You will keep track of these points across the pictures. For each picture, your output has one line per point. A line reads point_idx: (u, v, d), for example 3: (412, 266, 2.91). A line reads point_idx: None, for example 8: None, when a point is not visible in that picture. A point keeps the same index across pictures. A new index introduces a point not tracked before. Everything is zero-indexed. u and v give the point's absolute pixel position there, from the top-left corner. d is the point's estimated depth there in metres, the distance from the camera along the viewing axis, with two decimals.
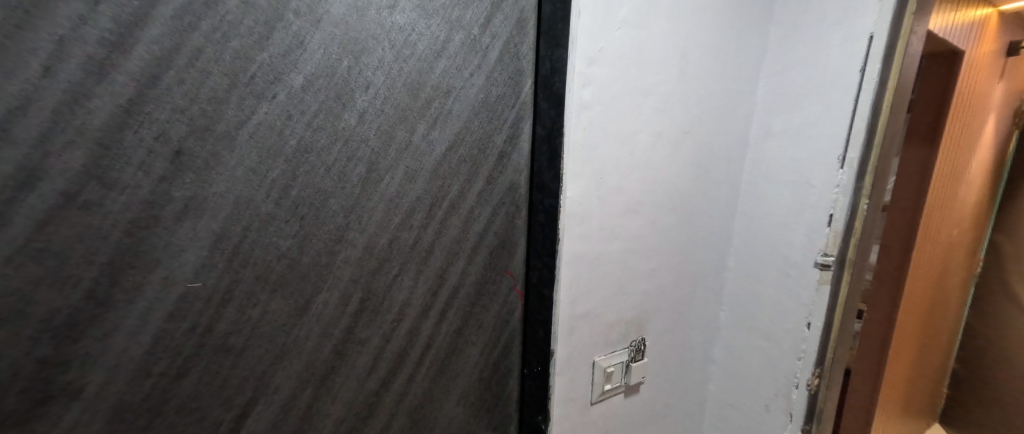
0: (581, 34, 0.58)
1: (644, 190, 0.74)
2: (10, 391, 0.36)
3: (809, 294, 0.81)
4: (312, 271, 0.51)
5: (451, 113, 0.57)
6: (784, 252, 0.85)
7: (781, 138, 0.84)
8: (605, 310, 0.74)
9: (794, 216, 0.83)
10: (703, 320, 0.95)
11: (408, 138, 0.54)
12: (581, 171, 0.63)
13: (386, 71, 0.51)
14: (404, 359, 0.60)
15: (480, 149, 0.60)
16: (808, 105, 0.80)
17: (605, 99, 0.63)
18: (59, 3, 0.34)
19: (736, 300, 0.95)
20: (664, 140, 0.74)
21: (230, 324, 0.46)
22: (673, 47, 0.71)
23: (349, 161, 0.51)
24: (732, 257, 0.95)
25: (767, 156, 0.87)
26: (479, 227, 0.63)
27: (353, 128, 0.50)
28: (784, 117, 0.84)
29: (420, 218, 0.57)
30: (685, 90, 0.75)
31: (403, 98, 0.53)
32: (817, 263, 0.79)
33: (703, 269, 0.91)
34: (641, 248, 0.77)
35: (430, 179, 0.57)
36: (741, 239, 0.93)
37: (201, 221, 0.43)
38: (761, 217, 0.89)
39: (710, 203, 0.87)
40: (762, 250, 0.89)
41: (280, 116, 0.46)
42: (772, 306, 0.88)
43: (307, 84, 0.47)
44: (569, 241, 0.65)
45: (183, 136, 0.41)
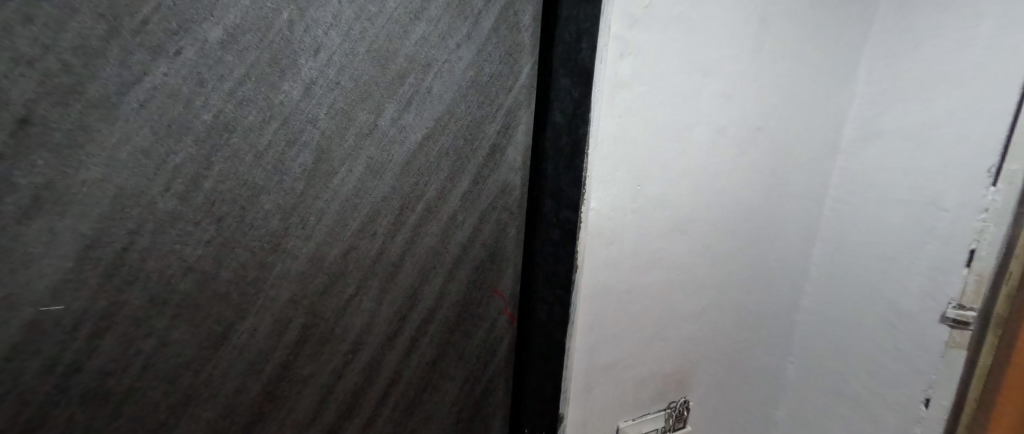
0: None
1: (697, 205, 0.56)
2: None
3: (930, 359, 0.60)
4: (234, 291, 0.38)
5: (430, 93, 0.43)
6: (891, 298, 0.64)
7: (886, 142, 0.64)
8: (637, 361, 0.56)
9: (908, 252, 0.62)
10: (766, 372, 0.75)
11: (372, 121, 0.41)
12: (612, 175, 0.47)
13: (345, 30, 0.38)
14: (360, 402, 0.47)
15: (467, 139, 0.46)
16: (943, 99, 0.58)
17: (650, 76, 0.46)
18: None
19: (812, 353, 0.74)
20: (727, 138, 0.56)
21: (107, 361, 0.34)
22: (747, 12, 0.52)
23: (291, 147, 0.38)
24: (806, 296, 0.74)
25: (875, 166, 0.65)
26: (463, 238, 0.48)
27: (296, 104, 0.37)
28: (899, 114, 0.63)
29: (387, 224, 0.44)
30: (760, 72, 0.56)
31: (368, 67, 0.39)
32: (947, 318, 0.58)
33: (769, 308, 0.71)
34: (689, 280, 0.59)
35: (400, 175, 0.43)
36: (823, 273, 0.72)
37: (62, 220, 0.31)
38: (853, 247, 0.68)
39: (783, 223, 0.67)
40: (853, 291, 0.69)
41: (189, 81, 0.33)
42: (869, 370, 0.67)
43: (228, 38, 0.34)
44: (591, 269, 0.48)
45: (33, 99, 0.28)
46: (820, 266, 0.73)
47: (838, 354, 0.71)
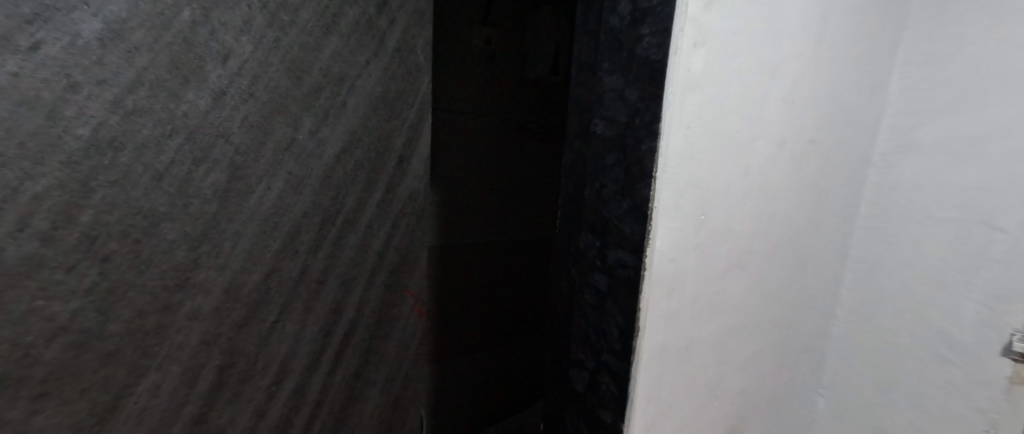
0: (692, 2, 0.39)
1: (754, 235, 0.54)
2: None
3: (985, 394, 0.52)
4: (117, 376, 0.25)
5: (345, 107, 0.31)
6: (942, 327, 0.56)
7: (927, 154, 0.57)
8: (694, 421, 0.55)
9: (956, 275, 0.54)
10: (801, 412, 0.68)
11: (292, 136, 0.29)
12: (676, 206, 0.44)
13: (255, 36, 0.27)
14: None
15: (379, 149, 0.33)
16: (991, 110, 0.51)
17: (714, 108, 0.44)
18: None
19: (843, 382, 0.66)
20: (783, 163, 0.54)
21: None
22: (804, 38, 0.50)
23: (200, 171, 0.26)
24: (835, 323, 0.67)
25: (913, 182, 0.58)
26: (383, 246, 0.34)
27: (203, 116, 0.26)
28: (941, 127, 0.56)
29: (307, 254, 0.31)
30: (811, 94, 0.53)
31: (279, 78, 0.28)
32: (1011, 351, 0.50)
33: (806, 338, 0.66)
34: (742, 324, 0.57)
35: (319, 190, 0.30)
36: (853, 296, 0.65)
37: None
38: (891, 267, 0.60)
39: (818, 251, 0.62)
40: (898, 320, 0.60)
41: (50, 86, 0.22)
42: (917, 407, 0.58)
43: (110, 34, 0.23)
44: (651, 325, 0.46)
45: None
46: (852, 291, 0.65)
47: (878, 386, 0.63)
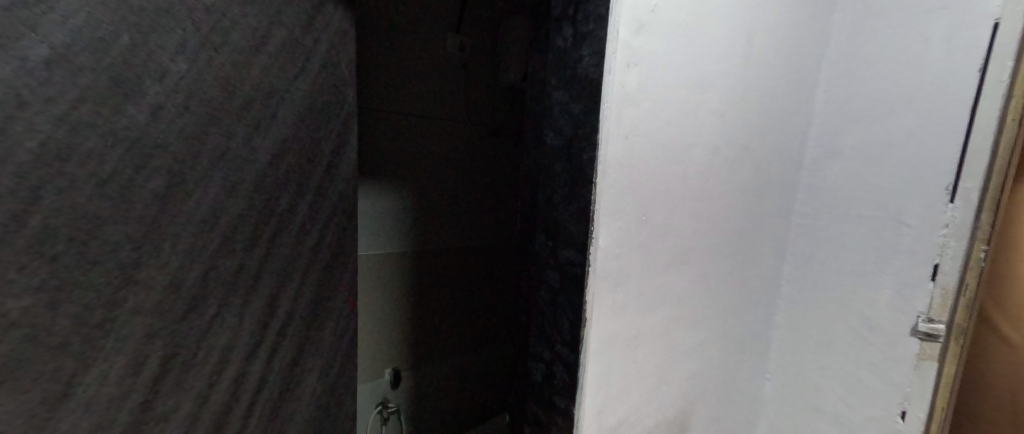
0: (623, 26, 0.42)
1: (693, 233, 0.59)
2: None
3: (904, 371, 0.56)
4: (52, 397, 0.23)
5: (275, 122, 0.33)
6: (862, 312, 0.61)
7: (850, 159, 0.63)
8: (644, 407, 0.58)
9: (873, 265, 0.60)
10: (746, 396, 0.72)
11: (226, 146, 0.30)
12: (618, 206, 0.47)
13: (191, 57, 0.27)
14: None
15: (308, 155, 0.36)
16: (894, 120, 0.57)
17: (649, 117, 0.48)
18: None
19: (780, 364, 0.72)
20: (719, 164, 0.58)
21: None
22: (730, 55, 0.55)
23: (140, 178, 0.25)
24: (778, 311, 0.72)
25: (836, 182, 0.64)
26: (314, 238, 0.38)
27: (144, 128, 0.25)
28: (856, 134, 0.62)
29: (245, 252, 0.32)
30: (742, 104, 0.59)
31: (213, 92, 0.28)
32: (918, 331, 0.55)
33: (750, 325, 0.70)
34: (687, 315, 0.61)
35: (253, 192, 0.32)
36: (791, 287, 0.71)
37: None
38: (821, 258, 0.66)
39: (750, 245, 0.67)
40: (830, 307, 0.65)
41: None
42: (844, 385, 0.63)
43: (58, 56, 0.22)
44: (598, 316, 0.48)
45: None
46: (791, 282, 0.71)
47: (813, 367, 0.67)
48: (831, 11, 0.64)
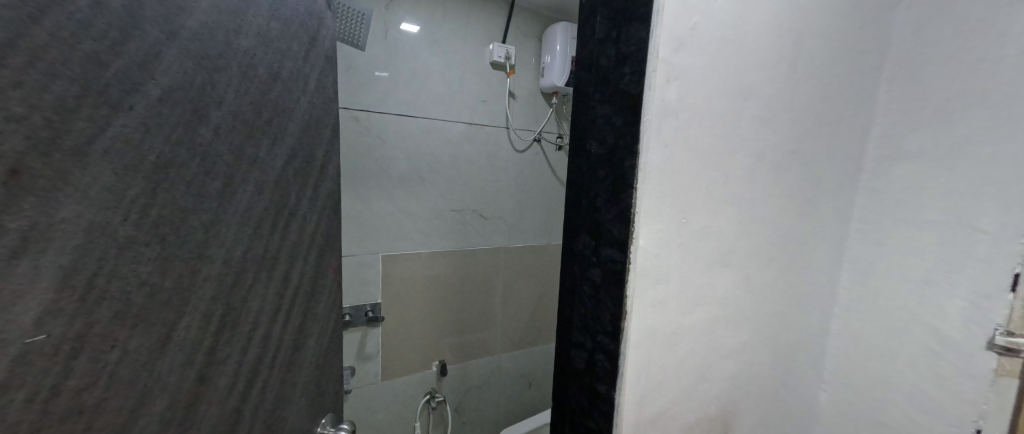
0: (662, 45, 0.34)
1: (744, 233, 0.46)
2: None
3: (976, 386, 0.48)
4: (174, 300, 0.33)
5: (285, 134, 0.43)
6: (930, 323, 0.52)
7: (919, 162, 0.53)
8: (683, 406, 0.44)
9: (941, 274, 0.51)
10: (798, 409, 0.61)
11: (256, 153, 0.40)
12: (658, 208, 0.37)
13: (237, 92, 0.38)
14: (249, 395, 0.41)
15: (307, 160, 0.46)
16: (962, 123, 0.49)
17: (700, 92, 0.37)
18: None
19: (844, 373, 0.61)
20: (771, 156, 0.46)
21: (79, 381, 0.29)
22: (786, 23, 0.43)
23: (206, 177, 0.35)
24: (834, 319, 0.62)
25: (901, 184, 0.55)
26: (312, 226, 0.48)
27: (210, 144, 0.35)
28: (922, 136, 0.53)
29: (270, 234, 0.42)
30: (797, 85, 0.47)
31: (248, 115, 0.39)
32: (995, 344, 0.47)
33: (806, 337, 0.59)
34: (731, 316, 0.47)
35: (274, 191, 0.42)
36: (851, 295, 0.60)
37: (45, 257, 0.26)
38: (890, 263, 0.56)
39: (812, 230, 0.55)
40: (892, 315, 0.56)
41: (142, 128, 0.31)
42: (909, 398, 0.54)
43: (166, 98, 0.32)
44: (638, 314, 0.38)
45: (24, 151, 0.25)
46: (849, 290, 0.60)
47: (871, 373, 0.58)
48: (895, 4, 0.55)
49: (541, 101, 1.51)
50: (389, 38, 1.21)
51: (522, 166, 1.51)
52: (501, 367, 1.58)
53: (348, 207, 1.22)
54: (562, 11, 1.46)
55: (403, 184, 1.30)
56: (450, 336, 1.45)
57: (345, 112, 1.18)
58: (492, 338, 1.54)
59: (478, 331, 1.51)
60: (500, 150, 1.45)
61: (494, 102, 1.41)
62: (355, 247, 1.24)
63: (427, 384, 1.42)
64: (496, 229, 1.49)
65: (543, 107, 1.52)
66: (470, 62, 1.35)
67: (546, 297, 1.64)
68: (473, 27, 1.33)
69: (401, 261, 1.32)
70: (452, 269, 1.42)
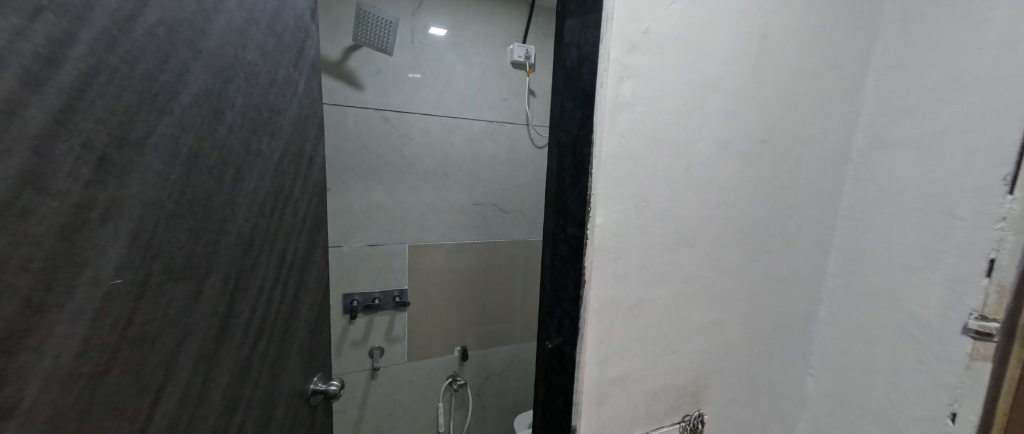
0: (614, 47, 0.44)
1: (707, 218, 0.54)
2: None
3: (953, 371, 0.50)
4: (194, 252, 0.47)
5: (269, 131, 0.58)
6: (911, 309, 0.54)
7: (898, 150, 0.56)
8: (649, 371, 0.53)
9: (922, 260, 0.53)
10: (785, 392, 0.64)
11: (253, 146, 0.55)
12: (615, 191, 0.47)
13: (237, 99, 0.52)
14: (253, 323, 0.57)
15: (289, 152, 0.64)
16: (940, 110, 0.51)
17: (650, 100, 0.47)
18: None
19: (829, 359, 0.64)
20: (734, 154, 0.54)
21: (146, 309, 0.42)
22: (745, 40, 0.51)
23: (218, 165, 0.50)
24: (822, 306, 0.64)
25: (887, 174, 0.57)
26: (290, 204, 0.64)
27: (217, 141, 0.49)
28: (909, 124, 0.55)
29: (258, 208, 0.56)
30: (763, 91, 0.54)
31: (246, 116, 0.54)
32: (969, 329, 0.48)
33: (790, 320, 0.62)
34: (698, 294, 0.55)
35: (267, 174, 0.58)
36: (838, 281, 0.62)
37: (121, 223, 0.39)
38: (868, 248, 0.59)
39: (789, 216, 0.58)
40: (873, 300, 0.58)
41: (179, 130, 0.44)
42: (891, 383, 0.56)
43: (194, 107, 0.46)
44: (598, 283, 0.48)
45: (105, 148, 0.38)
46: (837, 277, 0.62)
47: (858, 364, 0.60)
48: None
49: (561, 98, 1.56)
50: (415, 43, 1.30)
51: (541, 162, 1.56)
52: (519, 356, 1.64)
53: (377, 200, 1.33)
54: None
55: (428, 179, 1.39)
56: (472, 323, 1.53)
57: (376, 112, 1.29)
58: (511, 328, 1.61)
59: (497, 321, 1.58)
60: (520, 147, 1.51)
61: (515, 101, 1.47)
62: (385, 236, 1.35)
63: (449, 367, 1.52)
64: (516, 223, 1.55)
65: None
66: (491, 63, 1.41)
67: None
68: (495, 29, 1.40)
69: (426, 250, 1.42)
70: (473, 259, 1.50)
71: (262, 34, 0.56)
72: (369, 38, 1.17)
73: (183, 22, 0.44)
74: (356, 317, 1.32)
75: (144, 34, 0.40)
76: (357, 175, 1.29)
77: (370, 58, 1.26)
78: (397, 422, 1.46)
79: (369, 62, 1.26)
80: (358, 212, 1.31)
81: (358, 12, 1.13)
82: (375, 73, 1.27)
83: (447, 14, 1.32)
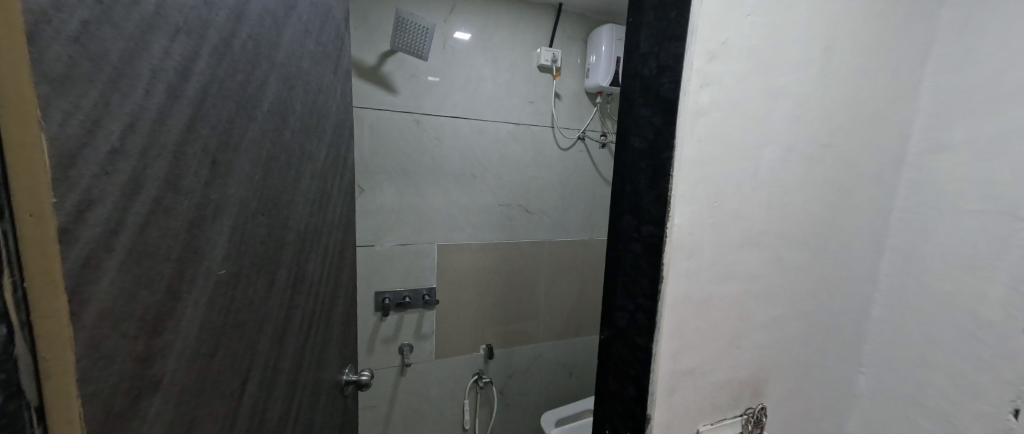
0: (696, 56, 0.41)
1: (771, 220, 0.52)
2: (105, 389, 0.29)
3: (1017, 367, 0.52)
4: (267, 245, 0.48)
5: (317, 132, 0.61)
6: (971, 307, 0.56)
7: (956, 154, 0.58)
8: (715, 366, 0.52)
9: (984, 261, 0.55)
10: (837, 389, 0.66)
11: (308, 147, 0.58)
12: (691, 193, 0.44)
13: (299, 102, 0.54)
14: (308, 311, 0.60)
15: (332, 157, 0.67)
16: (1005, 113, 0.53)
17: (727, 101, 0.44)
18: (151, 38, 0.32)
19: (880, 355, 0.66)
20: (798, 155, 0.51)
21: (239, 300, 0.43)
22: (814, 38, 0.49)
23: (287, 163, 0.52)
24: (874, 306, 0.66)
25: (944, 178, 0.59)
26: (331, 201, 0.67)
27: (283, 141, 0.51)
28: (968, 127, 0.56)
29: (309, 203, 0.59)
30: (828, 92, 0.52)
31: (302, 114, 0.56)
32: None
33: (844, 319, 0.64)
34: (762, 291, 0.54)
35: (316, 173, 0.61)
36: (890, 283, 0.64)
37: (223, 219, 0.40)
38: (926, 249, 0.60)
39: (847, 219, 0.59)
40: (929, 299, 0.60)
41: (261, 130, 0.46)
42: (951, 379, 0.59)
43: (273, 111, 0.48)
44: (674, 280, 0.45)
45: (214, 148, 0.39)
46: (890, 277, 0.64)
47: (911, 358, 0.62)
48: (939, 7, 0.59)
49: (586, 101, 1.58)
50: (447, 48, 1.33)
51: (566, 163, 1.58)
52: (543, 354, 1.66)
53: (408, 200, 1.35)
54: (606, 14, 1.52)
55: (458, 180, 1.41)
56: (496, 323, 1.55)
57: (408, 115, 1.31)
58: (533, 328, 1.63)
59: (522, 320, 1.60)
60: (547, 149, 1.53)
61: (541, 103, 1.49)
62: (415, 236, 1.37)
63: (475, 366, 1.53)
64: (540, 224, 1.57)
65: (587, 106, 1.58)
66: (519, 66, 1.44)
67: (588, 292, 1.70)
68: (523, 33, 1.43)
69: (454, 250, 1.44)
70: (499, 260, 1.51)
71: (314, 42, 0.58)
72: (406, 43, 1.20)
73: (263, 34, 0.46)
74: (387, 314, 1.34)
75: (241, 43, 0.42)
76: (391, 177, 1.32)
77: (403, 63, 1.28)
78: (424, 417, 1.48)
79: (403, 67, 1.28)
80: (390, 213, 1.33)
81: (397, 18, 1.15)
82: (409, 78, 1.30)
83: (477, 19, 1.35)
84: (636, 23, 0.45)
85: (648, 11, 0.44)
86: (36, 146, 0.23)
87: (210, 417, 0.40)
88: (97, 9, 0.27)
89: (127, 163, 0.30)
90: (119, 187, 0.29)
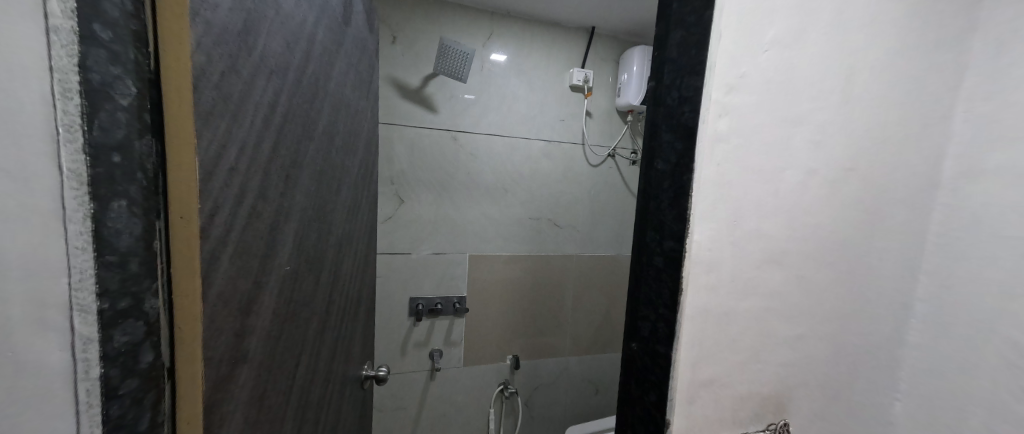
0: (714, 89, 0.45)
1: (794, 240, 0.54)
2: (214, 361, 0.35)
3: None
4: (318, 247, 0.56)
5: (354, 150, 0.69)
6: (1009, 335, 0.57)
7: (991, 182, 0.58)
8: (737, 379, 0.54)
9: None
10: (869, 414, 0.66)
11: (347, 163, 0.66)
12: (711, 212, 0.48)
13: (343, 123, 0.63)
14: (341, 307, 0.66)
15: (364, 173, 0.75)
16: None
17: (747, 129, 0.48)
18: (256, 80, 0.40)
19: (916, 381, 0.65)
20: (820, 178, 0.54)
21: (296, 294, 0.50)
22: (835, 70, 0.52)
23: (332, 176, 0.59)
24: (910, 330, 0.65)
25: (981, 205, 0.59)
26: (361, 211, 0.75)
27: (332, 157, 0.59)
28: (1004, 155, 0.58)
29: (346, 212, 0.66)
30: (851, 120, 0.55)
31: (345, 133, 0.64)
32: None
33: (873, 342, 0.63)
34: (784, 309, 0.56)
35: (353, 186, 0.69)
36: (924, 309, 0.64)
37: (291, 225, 0.48)
38: (964, 276, 0.61)
39: (875, 242, 0.60)
40: (966, 327, 0.61)
41: (317, 148, 0.54)
42: (991, 409, 0.59)
43: (326, 133, 0.56)
44: (694, 293, 0.49)
45: (287, 166, 0.46)
46: (925, 303, 0.64)
47: (948, 385, 0.62)
48: (972, 35, 0.60)
49: (617, 119, 1.62)
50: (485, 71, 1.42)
51: (596, 179, 1.61)
52: (568, 369, 1.67)
53: (443, 212, 1.42)
54: (638, 36, 1.57)
55: (490, 193, 1.47)
56: (522, 334, 1.58)
57: (447, 132, 1.39)
58: (559, 341, 1.65)
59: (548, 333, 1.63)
60: (577, 165, 1.58)
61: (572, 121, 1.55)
62: (450, 247, 1.44)
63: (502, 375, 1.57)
64: (569, 237, 1.61)
65: (619, 124, 1.62)
66: (552, 86, 1.50)
67: (615, 309, 1.71)
68: (557, 55, 1.49)
69: (486, 261, 1.50)
70: (527, 272, 1.56)
71: (355, 72, 0.67)
72: (448, 67, 1.29)
73: (324, 68, 0.54)
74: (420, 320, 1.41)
75: (309, 79, 0.50)
76: (429, 190, 1.40)
77: (444, 84, 1.38)
78: (450, 423, 1.52)
79: (443, 88, 1.38)
80: (426, 224, 1.41)
81: (442, 44, 1.24)
82: (449, 98, 1.39)
83: (513, 43, 1.43)
84: (661, 57, 0.50)
85: (670, 48, 0.48)
86: (190, 165, 0.31)
87: (275, 392, 0.47)
88: (229, 61, 0.36)
89: (237, 179, 0.37)
90: (232, 198, 0.37)
